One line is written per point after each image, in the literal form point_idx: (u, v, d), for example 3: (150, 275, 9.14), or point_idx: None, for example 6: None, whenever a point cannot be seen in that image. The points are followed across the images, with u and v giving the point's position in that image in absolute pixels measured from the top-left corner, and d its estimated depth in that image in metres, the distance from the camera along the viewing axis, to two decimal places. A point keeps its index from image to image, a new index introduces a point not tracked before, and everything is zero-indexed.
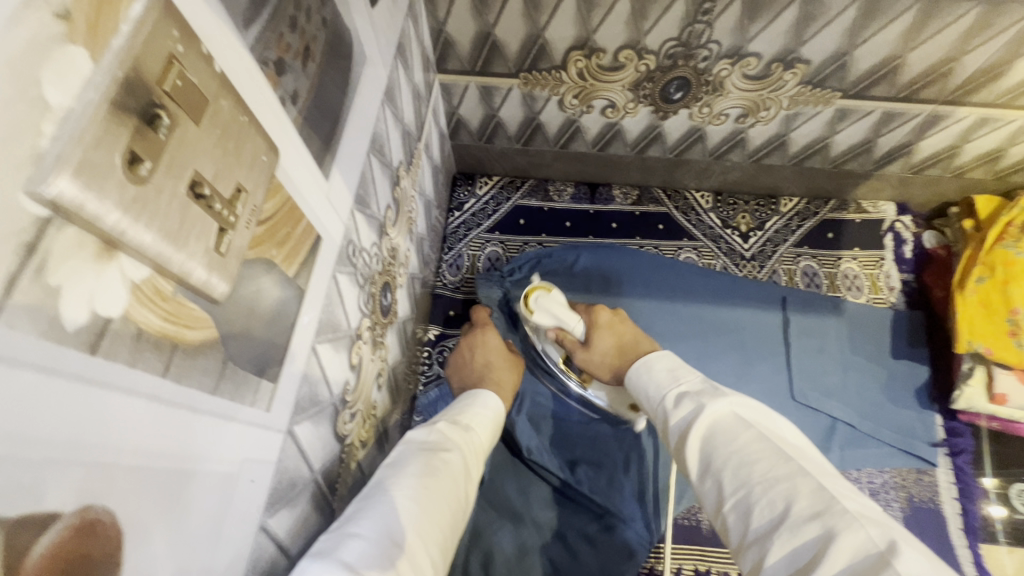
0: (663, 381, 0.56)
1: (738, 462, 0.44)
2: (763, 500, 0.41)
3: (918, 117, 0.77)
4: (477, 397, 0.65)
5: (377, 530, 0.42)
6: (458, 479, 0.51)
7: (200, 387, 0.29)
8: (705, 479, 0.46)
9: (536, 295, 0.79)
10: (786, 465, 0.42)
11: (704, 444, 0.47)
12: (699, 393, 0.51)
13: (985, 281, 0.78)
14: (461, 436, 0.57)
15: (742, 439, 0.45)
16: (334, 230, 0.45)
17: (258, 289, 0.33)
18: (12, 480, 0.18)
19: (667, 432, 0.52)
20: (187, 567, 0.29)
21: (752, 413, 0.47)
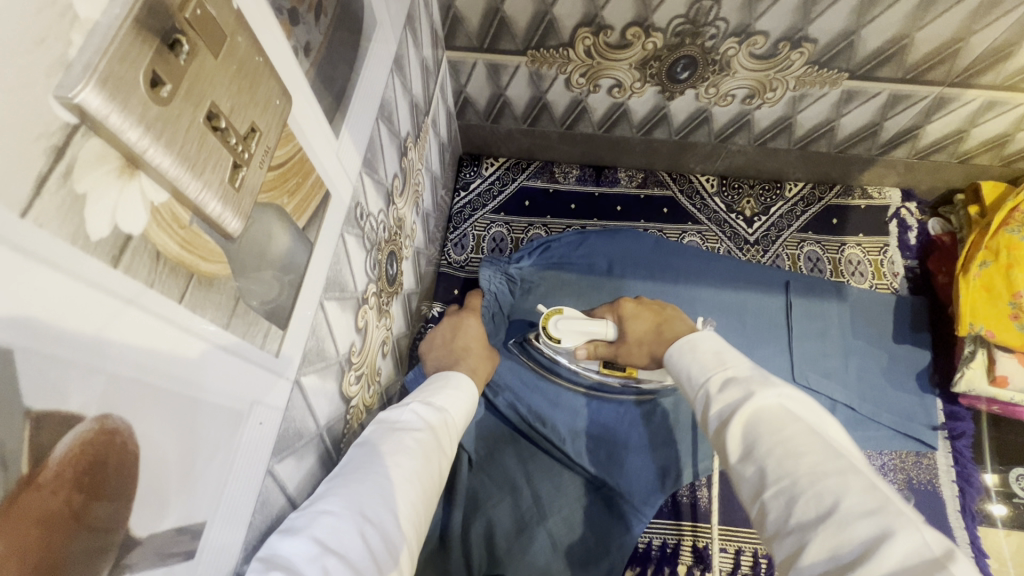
0: (708, 362, 0.51)
1: (784, 453, 0.40)
2: (809, 493, 0.37)
3: (925, 99, 0.77)
4: (449, 379, 0.61)
5: (349, 506, 0.42)
6: (434, 457, 0.50)
7: (212, 319, 0.29)
8: (746, 465, 0.42)
9: (554, 320, 0.78)
10: (836, 461, 0.38)
11: (747, 431, 0.42)
12: (747, 379, 0.46)
13: (988, 266, 0.78)
14: (438, 415, 0.55)
15: (791, 430, 0.41)
16: (342, 188, 0.46)
17: (269, 234, 0.34)
18: (39, 374, 0.19)
19: (705, 418, 0.47)
20: (197, 494, 0.30)
21: (802, 408, 0.43)
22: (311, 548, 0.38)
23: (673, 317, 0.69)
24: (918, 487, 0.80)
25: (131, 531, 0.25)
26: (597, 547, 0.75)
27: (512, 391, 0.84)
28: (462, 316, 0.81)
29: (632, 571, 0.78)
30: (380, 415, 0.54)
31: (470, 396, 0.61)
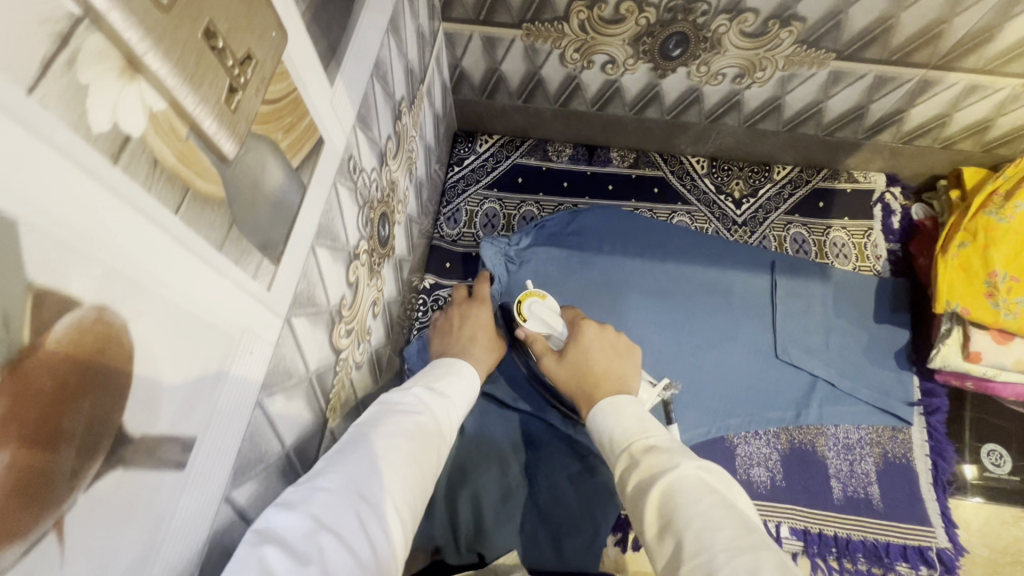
0: (631, 428, 0.53)
1: (702, 524, 0.41)
2: (726, 567, 0.38)
3: (910, 81, 0.78)
4: (453, 366, 0.63)
5: (344, 483, 0.42)
6: (431, 439, 0.51)
7: (207, 239, 0.31)
8: (664, 538, 0.43)
9: (530, 300, 0.77)
10: (748, 536, 0.40)
11: (665, 504, 0.44)
12: (669, 451, 0.49)
13: (966, 246, 0.80)
14: (437, 402, 0.56)
15: (707, 501, 0.43)
16: (335, 137, 0.47)
17: (263, 165, 0.35)
18: (42, 249, 0.20)
19: (625, 487, 0.49)
20: (188, 408, 0.31)
21: (717, 483, 0.46)
22: (305, 524, 0.38)
23: (625, 375, 0.64)
24: (893, 461, 0.82)
25: (125, 427, 0.26)
26: (584, 513, 0.78)
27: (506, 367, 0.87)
28: (468, 307, 0.80)
29: (613, 536, 0.79)
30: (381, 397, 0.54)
31: (472, 382, 0.63)
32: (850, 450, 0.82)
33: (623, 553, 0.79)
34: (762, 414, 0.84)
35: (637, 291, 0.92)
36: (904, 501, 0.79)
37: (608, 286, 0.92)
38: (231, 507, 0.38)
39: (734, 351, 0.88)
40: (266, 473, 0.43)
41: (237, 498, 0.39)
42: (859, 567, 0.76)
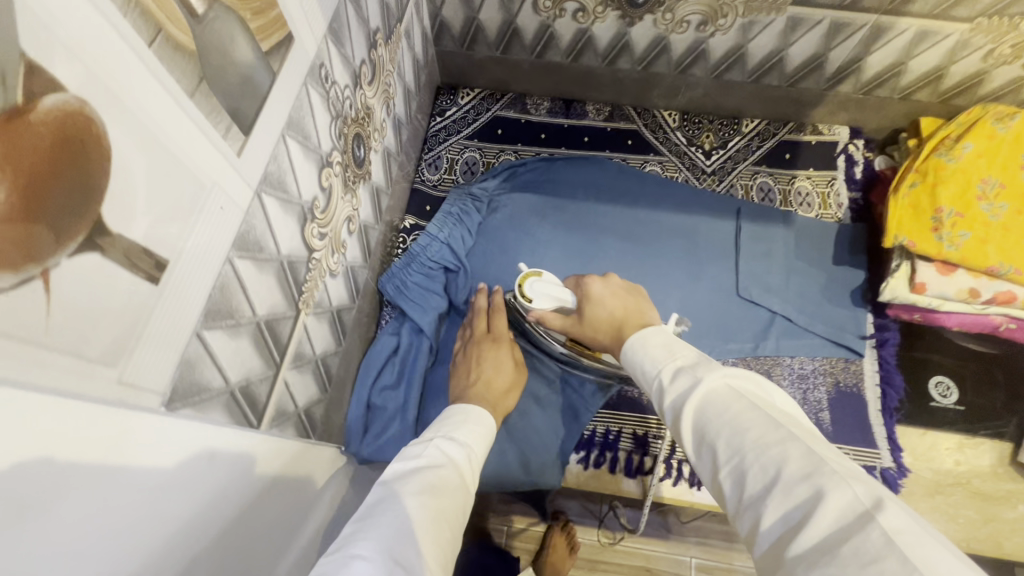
0: (658, 355, 0.52)
1: (730, 431, 0.41)
2: (756, 466, 0.38)
3: (864, 27, 0.83)
4: (470, 412, 0.63)
5: (379, 550, 0.42)
6: (456, 491, 0.52)
7: (179, 82, 0.36)
8: (702, 451, 0.43)
9: (529, 281, 0.76)
10: (776, 430, 0.39)
11: (697, 418, 0.44)
12: (694, 366, 0.47)
13: (917, 185, 0.84)
14: (458, 450, 0.56)
15: (735, 409, 0.42)
16: (305, 39, 0.52)
17: (232, 37, 0.40)
18: (34, 29, 0.25)
19: (662, 411, 0.48)
20: (160, 229, 0.36)
21: (748, 386, 0.44)
22: None
23: (643, 309, 0.65)
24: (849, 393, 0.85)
25: (103, 219, 0.31)
26: (551, 433, 0.84)
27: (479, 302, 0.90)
28: (486, 345, 0.79)
29: (575, 454, 0.83)
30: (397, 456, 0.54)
31: (488, 428, 0.63)
32: (804, 379, 0.86)
33: (586, 470, 0.82)
34: (721, 347, 0.89)
35: (607, 232, 0.97)
36: (854, 426, 0.83)
37: (580, 228, 0.97)
38: (203, 345, 0.43)
39: (696, 288, 0.93)
40: (238, 332, 0.48)
41: (209, 340, 0.43)
42: None
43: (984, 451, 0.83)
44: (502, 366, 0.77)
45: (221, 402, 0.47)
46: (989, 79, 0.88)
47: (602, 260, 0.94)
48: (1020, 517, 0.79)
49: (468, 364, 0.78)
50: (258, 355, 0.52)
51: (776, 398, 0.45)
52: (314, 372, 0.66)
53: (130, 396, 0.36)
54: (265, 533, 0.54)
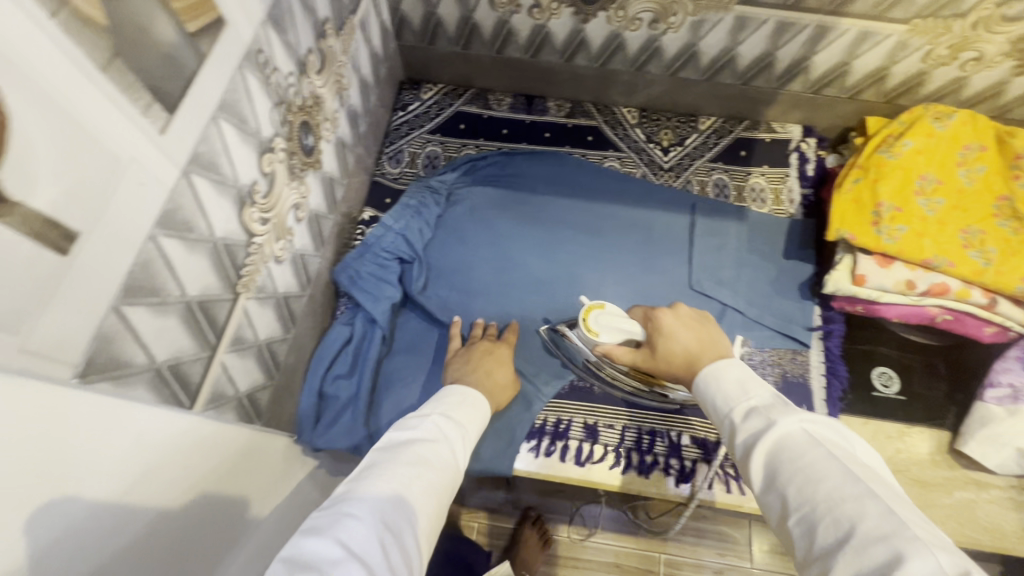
0: (731, 391, 0.51)
1: (805, 479, 0.41)
2: (828, 518, 0.38)
3: (807, 27, 0.85)
4: (468, 395, 0.63)
5: (372, 512, 0.43)
6: (447, 470, 0.51)
7: (89, 57, 0.36)
8: (769, 493, 0.44)
9: (594, 314, 0.75)
10: (856, 486, 0.39)
11: (769, 461, 0.44)
12: (769, 408, 0.47)
13: (860, 181, 0.87)
14: (455, 430, 0.56)
15: (809, 456, 0.42)
16: (240, 24, 0.52)
17: (149, 16, 0.41)
18: None
19: (730, 447, 0.49)
20: (68, 201, 0.36)
21: (827, 435, 0.44)
22: (334, 550, 0.39)
23: (719, 342, 0.60)
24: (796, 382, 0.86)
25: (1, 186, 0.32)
26: (503, 423, 0.84)
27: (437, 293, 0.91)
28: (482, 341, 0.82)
29: (527, 444, 0.84)
30: (393, 424, 0.54)
31: (483, 413, 0.63)
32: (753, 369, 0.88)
33: (536, 459, 0.83)
34: None
35: (563, 225, 0.98)
36: None
37: (538, 221, 0.98)
38: (123, 321, 0.43)
39: (650, 281, 0.94)
40: (164, 310, 0.48)
41: (130, 316, 0.44)
42: None
43: (922, 439, 0.85)
44: (505, 360, 0.79)
45: (145, 379, 0.47)
46: (929, 80, 0.91)
47: (558, 253, 0.96)
48: (955, 502, 0.80)
49: (470, 354, 0.79)
50: (189, 335, 0.52)
51: (856, 448, 0.45)
52: (256, 356, 0.66)
53: (36, 368, 0.36)
54: (195, 514, 0.54)
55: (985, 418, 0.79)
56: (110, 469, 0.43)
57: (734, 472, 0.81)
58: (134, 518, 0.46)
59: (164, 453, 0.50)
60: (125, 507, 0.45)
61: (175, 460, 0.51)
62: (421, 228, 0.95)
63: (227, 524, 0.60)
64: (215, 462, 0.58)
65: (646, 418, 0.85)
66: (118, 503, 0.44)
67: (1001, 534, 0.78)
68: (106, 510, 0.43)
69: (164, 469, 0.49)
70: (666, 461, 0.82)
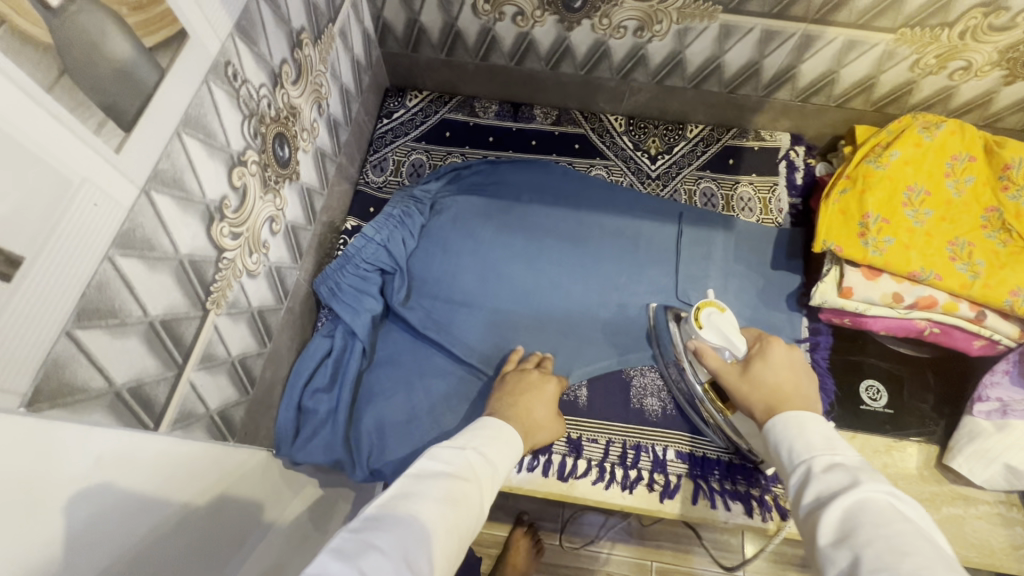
0: (816, 444, 0.52)
1: (888, 545, 0.39)
2: None
3: (794, 36, 0.84)
4: (501, 431, 0.61)
5: (397, 546, 0.42)
6: (470, 508, 0.50)
7: (31, 76, 0.35)
8: (837, 549, 0.42)
9: (709, 311, 0.78)
10: (950, 570, 0.38)
11: (846, 516, 0.43)
12: (857, 469, 0.47)
13: (847, 192, 0.86)
14: (482, 468, 0.54)
15: (897, 525, 0.41)
16: (204, 37, 0.51)
17: (101, 31, 0.40)
18: None
19: (800, 496, 0.48)
20: (10, 224, 0.35)
21: (913, 513, 0.43)
22: None
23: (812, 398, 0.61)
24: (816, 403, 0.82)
25: None
26: None
27: (420, 305, 0.90)
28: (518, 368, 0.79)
29: None
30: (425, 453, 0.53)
31: (513, 451, 0.60)
32: None
33: (518, 473, 0.82)
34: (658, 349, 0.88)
35: (548, 235, 0.97)
36: None
37: (523, 230, 0.97)
38: (78, 346, 0.42)
39: (636, 292, 0.93)
40: (124, 332, 0.47)
41: (85, 340, 0.43)
42: (737, 488, 0.79)
43: (910, 453, 0.84)
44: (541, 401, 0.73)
45: (104, 403, 0.46)
46: (917, 89, 0.90)
47: (544, 264, 0.94)
48: (942, 519, 0.79)
49: (516, 381, 0.75)
50: (152, 354, 0.51)
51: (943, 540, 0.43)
52: (229, 372, 0.65)
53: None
54: (174, 547, 0.54)
55: (972, 432, 0.79)
56: (71, 503, 0.42)
57: (720, 487, 0.80)
58: (86, 558, 0.43)
59: (133, 490, 0.49)
60: (87, 545, 0.44)
61: (146, 492, 0.51)
62: (405, 238, 0.94)
63: (207, 553, 0.59)
64: (191, 494, 0.57)
65: (631, 431, 0.84)
66: (81, 540, 0.43)
67: (988, 550, 0.77)
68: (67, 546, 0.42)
69: (134, 507, 0.49)
70: (651, 475, 0.81)
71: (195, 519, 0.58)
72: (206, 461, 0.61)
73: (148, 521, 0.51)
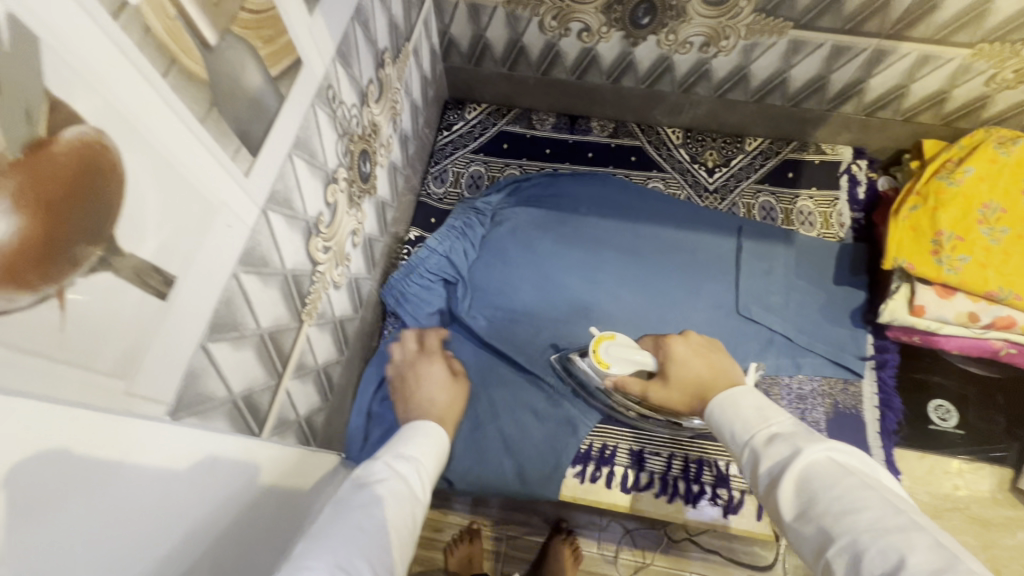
0: (751, 419, 0.50)
1: (842, 508, 0.39)
2: (873, 548, 0.36)
3: (865, 51, 0.83)
4: (420, 428, 0.63)
5: (326, 561, 0.42)
6: (404, 502, 0.52)
7: (191, 110, 0.37)
8: (803, 523, 0.41)
9: (605, 346, 0.70)
10: (897, 516, 0.37)
11: (800, 488, 0.42)
12: (792, 436, 0.46)
13: (917, 209, 0.84)
14: (410, 468, 0.56)
15: (845, 484, 0.40)
16: (315, 63, 0.54)
17: (242, 65, 0.42)
18: (68, 68, 0.28)
19: (755, 480, 0.46)
20: (170, 250, 0.38)
21: (852, 463, 0.43)
22: None
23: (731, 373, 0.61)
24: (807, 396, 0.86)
25: (117, 241, 0.33)
26: (547, 445, 0.84)
27: (481, 314, 0.92)
28: (425, 361, 0.80)
29: (572, 469, 0.84)
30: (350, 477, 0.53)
31: (439, 442, 0.63)
32: (803, 399, 0.86)
33: (581, 484, 0.83)
34: None
35: (606, 246, 0.98)
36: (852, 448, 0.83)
37: (581, 242, 0.98)
38: (208, 357, 0.45)
39: (696, 306, 0.93)
40: (241, 343, 0.49)
41: (214, 352, 0.45)
42: None
43: (984, 476, 0.87)
44: (432, 380, 0.77)
45: (224, 410, 0.48)
46: (992, 103, 0.88)
47: (602, 277, 0.95)
48: None
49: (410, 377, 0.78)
50: (260, 365, 0.54)
51: (884, 478, 0.43)
52: (315, 380, 0.68)
53: (14, 385, 0.28)
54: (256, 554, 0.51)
55: None
56: (110, 497, 0.35)
57: None
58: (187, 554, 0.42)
59: (157, 485, 0.39)
60: (106, 531, 0.34)
61: (177, 486, 0.41)
62: (466, 249, 0.97)
63: (264, 548, 0.53)
64: (234, 491, 0.48)
65: (693, 446, 0.84)
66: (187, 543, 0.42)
67: None
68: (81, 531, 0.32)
69: (160, 502, 0.39)
70: (714, 490, 0.81)
71: (254, 516, 0.52)
72: (258, 463, 0.54)
73: (175, 532, 0.41)
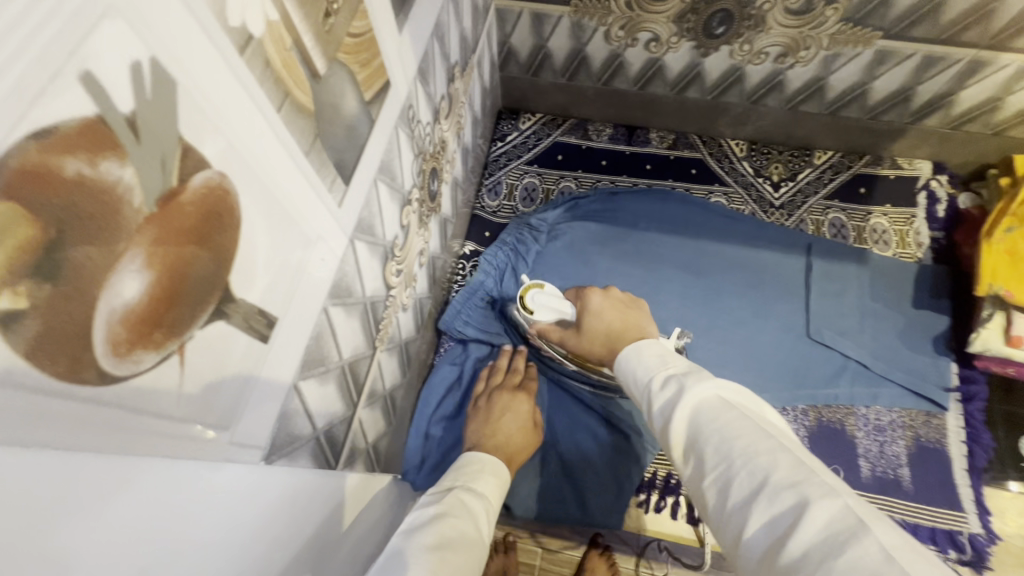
0: (653, 364, 0.50)
1: (720, 437, 0.38)
2: (742, 471, 0.35)
3: (960, 62, 0.78)
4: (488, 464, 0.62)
5: None
6: (476, 547, 0.48)
7: (299, 144, 0.35)
8: (688, 458, 0.40)
9: (531, 293, 0.77)
10: (764, 439, 0.36)
11: (688, 425, 0.41)
12: (684, 375, 0.45)
13: (1014, 231, 0.78)
14: (477, 502, 0.54)
15: (727, 417, 0.39)
16: (400, 84, 0.52)
17: (342, 92, 0.40)
18: (200, 112, 0.26)
19: (651, 421, 0.46)
20: (272, 290, 0.36)
21: (738, 398, 0.41)
22: None
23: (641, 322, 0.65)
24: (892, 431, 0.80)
25: (230, 287, 0.31)
26: (608, 472, 0.81)
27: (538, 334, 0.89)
28: (514, 397, 0.79)
29: (636, 498, 0.81)
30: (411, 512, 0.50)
31: (502, 482, 0.60)
32: (880, 431, 0.82)
33: (645, 514, 0.80)
34: (795, 389, 0.85)
35: (667, 263, 0.94)
36: (937, 486, 0.78)
37: (641, 259, 0.95)
38: (298, 396, 0.43)
39: (764, 328, 0.89)
40: (326, 378, 0.47)
41: (304, 390, 0.43)
42: None
43: None
44: (511, 418, 0.75)
45: (308, 448, 0.46)
46: None
47: (664, 296, 0.91)
48: None
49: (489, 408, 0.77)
50: (340, 397, 0.52)
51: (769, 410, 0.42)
52: (382, 405, 0.66)
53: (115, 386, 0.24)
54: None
55: None
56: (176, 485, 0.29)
57: None
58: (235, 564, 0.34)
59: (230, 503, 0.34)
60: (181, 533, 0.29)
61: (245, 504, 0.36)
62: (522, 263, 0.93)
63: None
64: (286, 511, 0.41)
65: None
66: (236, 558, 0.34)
67: None
68: (157, 540, 0.27)
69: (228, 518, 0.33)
70: None
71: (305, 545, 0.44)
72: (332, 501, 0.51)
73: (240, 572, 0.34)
